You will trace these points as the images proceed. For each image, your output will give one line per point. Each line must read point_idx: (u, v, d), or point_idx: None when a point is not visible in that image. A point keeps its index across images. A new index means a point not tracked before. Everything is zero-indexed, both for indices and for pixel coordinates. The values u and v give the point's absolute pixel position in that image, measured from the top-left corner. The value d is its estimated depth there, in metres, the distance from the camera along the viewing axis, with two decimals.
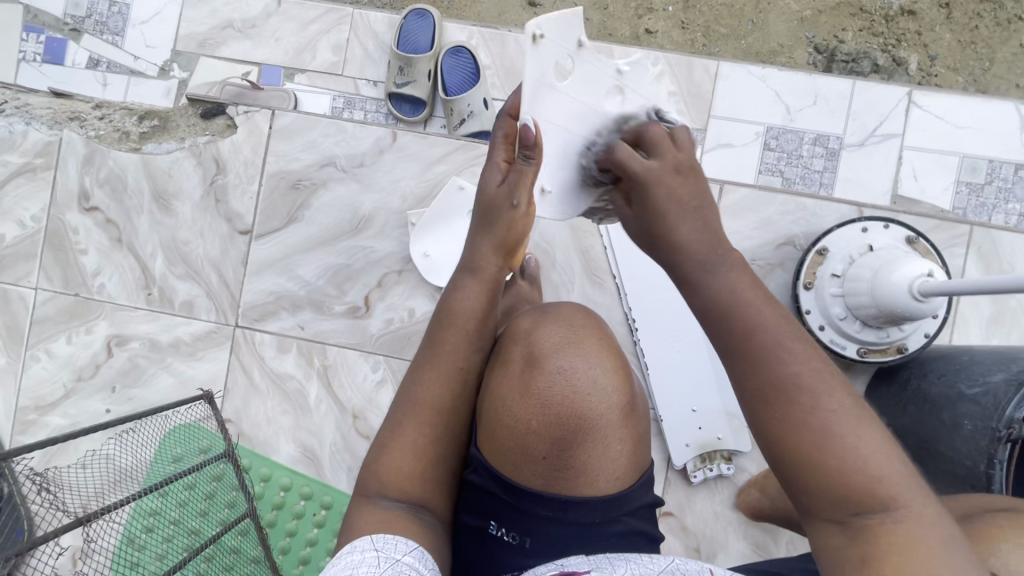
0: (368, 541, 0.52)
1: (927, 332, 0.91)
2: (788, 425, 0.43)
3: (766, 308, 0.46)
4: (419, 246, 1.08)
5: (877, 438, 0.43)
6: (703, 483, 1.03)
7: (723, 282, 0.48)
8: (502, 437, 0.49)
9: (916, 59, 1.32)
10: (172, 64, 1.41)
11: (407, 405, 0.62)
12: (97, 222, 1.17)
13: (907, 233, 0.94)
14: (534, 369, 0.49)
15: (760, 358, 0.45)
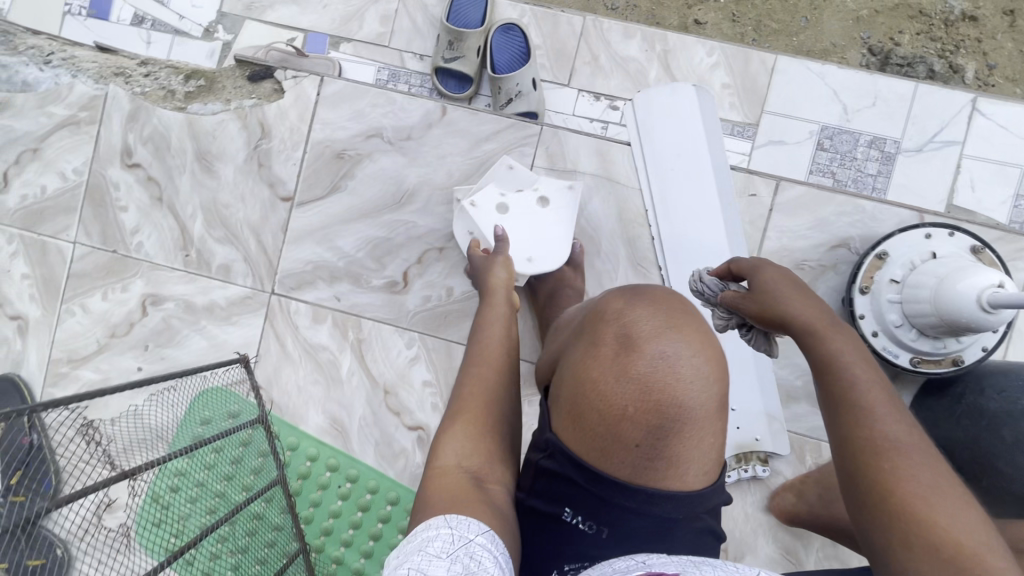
0: (441, 519, 0.50)
1: (985, 346, 0.88)
2: (881, 474, 0.54)
3: (870, 378, 0.59)
4: (463, 226, 1.03)
5: (970, 516, 0.50)
6: (736, 483, 1.02)
7: (835, 351, 0.61)
8: (591, 420, 0.48)
9: (973, 67, 1.27)
10: (218, 26, 1.39)
11: (467, 398, 0.64)
12: (138, 179, 1.16)
13: (973, 242, 0.90)
14: (630, 352, 0.48)
15: (858, 414, 0.57)
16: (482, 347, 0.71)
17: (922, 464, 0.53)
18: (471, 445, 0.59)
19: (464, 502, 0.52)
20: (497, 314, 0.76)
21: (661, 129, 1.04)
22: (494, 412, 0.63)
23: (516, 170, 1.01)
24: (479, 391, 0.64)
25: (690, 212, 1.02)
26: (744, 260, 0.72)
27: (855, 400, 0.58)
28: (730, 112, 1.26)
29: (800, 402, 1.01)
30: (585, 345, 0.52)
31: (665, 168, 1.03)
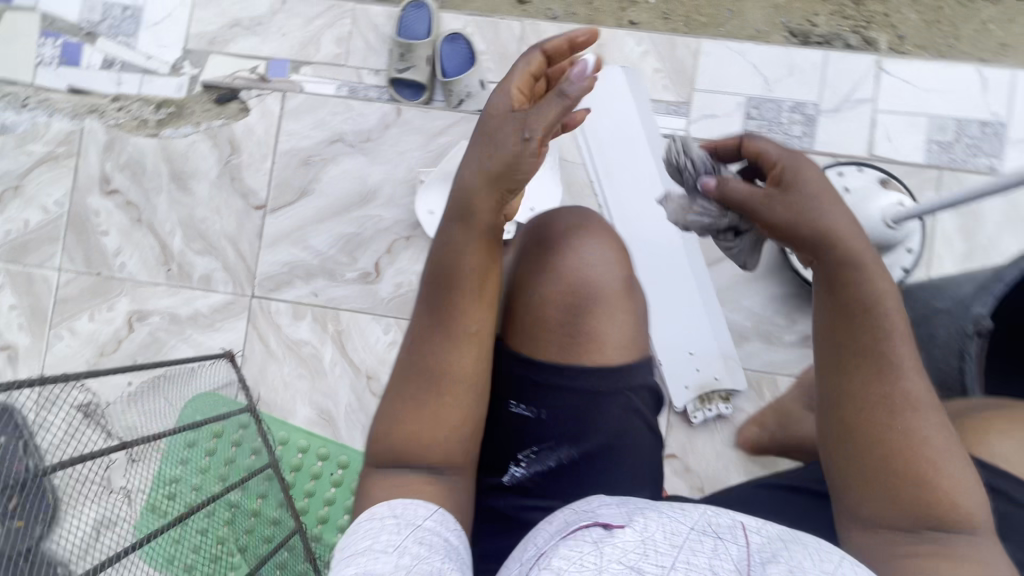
0: (385, 509, 0.56)
1: (904, 267, 0.97)
2: (895, 430, 0.51)
3: (900, 328, 0.53)
4: (425, 205, 1.13)
5: (964, 473, 0.51)
6: (703, 423, 1.09)
7: (874, 293, 0.54)
8: (525, 314, 0.64)
9: (885, 40, 1.37)
10: (184, 62, 1.49)
11: (410, 372, 0.60)
12: (117, 204, 1.23)
13: (880, 176, 0.99)
14: (550, 255, 0.67)
15: (881, 364, 0.53)
16: (438, 297, 0.60)
17: (931, 421, 0.52)
18: (414, 428, 0.59)
19: (409, 489, 0.58)
20: (449, 255, 0.61)
21: (597, 108, 1.14)
22: (450, 385, 0.59)
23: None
24: (431, 366, 0.59)
25: (632, 178, 1.12)
26: (772, 147, 0.61)
27: (878, 344, 0.53)
28: (664, 93, 1.38)
29: (751, 341, 1.10)
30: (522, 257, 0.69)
31: (605, 142, 1.13)
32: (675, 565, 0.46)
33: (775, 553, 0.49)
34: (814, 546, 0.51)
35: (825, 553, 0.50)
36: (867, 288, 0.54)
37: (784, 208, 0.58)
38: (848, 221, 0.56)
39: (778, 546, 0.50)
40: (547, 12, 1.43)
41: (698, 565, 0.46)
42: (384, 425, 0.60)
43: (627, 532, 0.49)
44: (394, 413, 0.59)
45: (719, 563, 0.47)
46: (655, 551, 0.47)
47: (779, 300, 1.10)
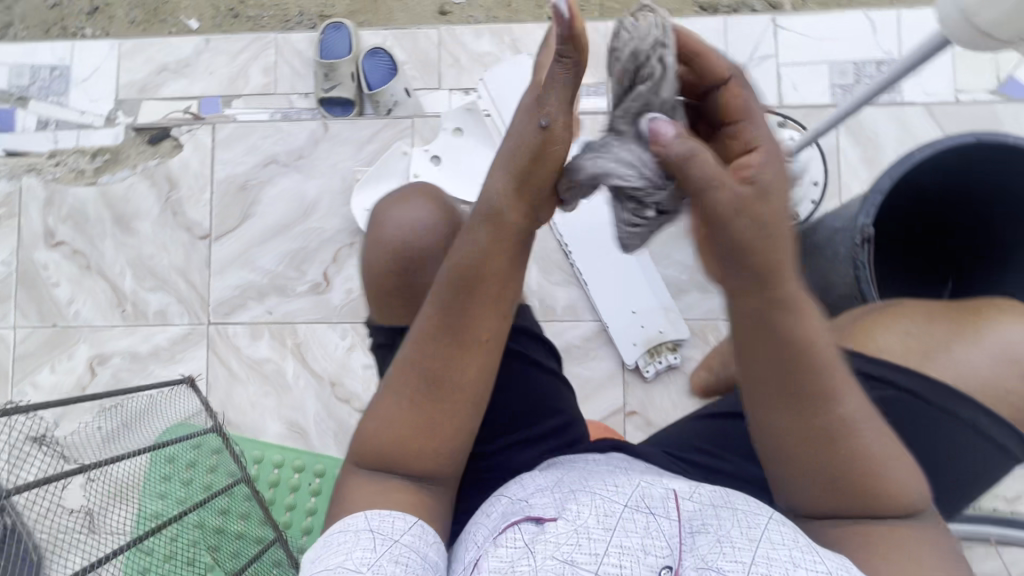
0: (361, 521, 0.58)
1: (813, 200, 1.05)
2: (846, 456, 0.49)
3: (830, 356, 0.48)
4: (361, 199, 1.18)
5: (915, 475, 0.51)
6: (657, 376, 1.14)
7: (805, 331, 0.46)
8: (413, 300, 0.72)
9: (790, 3, 1.50)
10: (117, 112, 1.52)
11: (406, 388, 0.58)
12: (65, 254, 1.25)
13: (777, 120, 1.06)
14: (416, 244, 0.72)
15: (818, 400, 0.48)
16: (439, 309, 0.57)
17: (875, 433, 0.50)
18: (404, 438, 0.58)
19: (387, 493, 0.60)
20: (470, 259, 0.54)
21: (512, 93, 1.18)
22: (458, 397, 0.58)
23: (410, 154, 1.19)
24: (441, 384, 0.58)
25: None
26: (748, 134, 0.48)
27: (828, 380, 0.48)
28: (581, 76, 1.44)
29: (690, 292, 1.15)
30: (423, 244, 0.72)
31: None
32: (607, 550, 0.50)
33: (705, 520, 0.53)
34: (744, 511, 0.53)
35: (753, 518, 0.52)
36: (797, 326, 0.46)
37: (753, 220, 0.43)
38: (787, 249, 0.45)
39: (706, 506, 0.55)
40: (468, 18, 1.55)
41: (630, 547, 0.51)
42: (372, 431, 0.60)
43: (559, 524, 0.53)
44: (384, 422, 0.59)
45: (651, 539, 0.52)
46: (587, 538, 0.51)
47: None
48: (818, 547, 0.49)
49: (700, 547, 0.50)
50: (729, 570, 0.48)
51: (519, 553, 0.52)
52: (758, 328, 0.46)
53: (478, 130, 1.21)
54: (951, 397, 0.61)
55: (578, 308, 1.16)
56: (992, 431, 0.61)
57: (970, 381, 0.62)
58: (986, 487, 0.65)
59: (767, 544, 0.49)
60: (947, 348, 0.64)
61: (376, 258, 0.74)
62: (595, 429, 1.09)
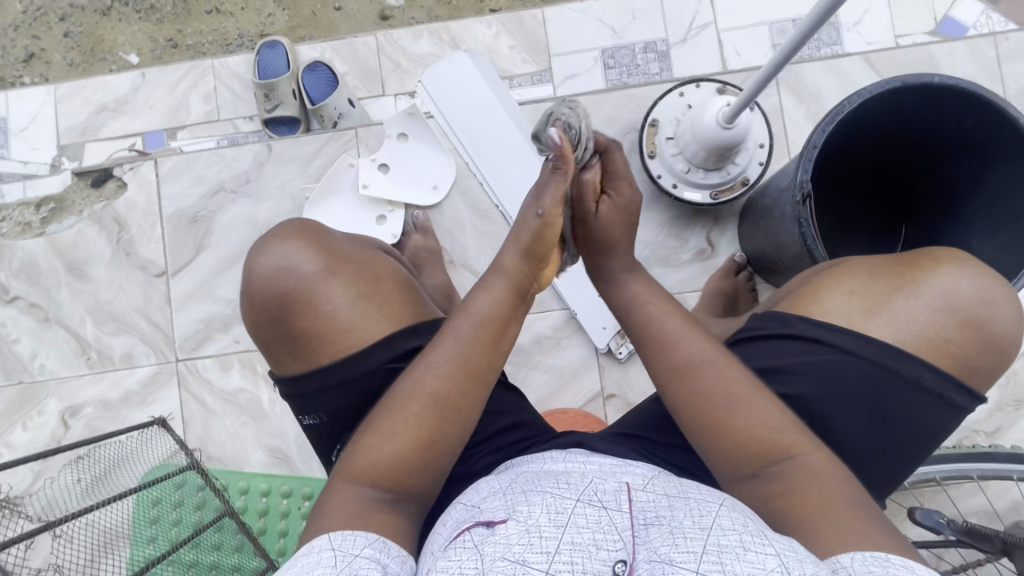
0: (325, 541, 0.54)
1: (761, 161, 1.04)
2: (707, 400, 0.61)
3: (665, 313, 0.68)
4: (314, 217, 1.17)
5: (781, 415, 0.61)
6: (631, 356, 1.14)
7: (626, 292, 0.72)
8: (324, 338, 0.69)
9: None
10: (62, 158, 1.49)
11: (413, 411, 0.61)
12: (22, 309, 1.23)
13: (716, 86, 1.06)
14: (313, 284, 0.69)
15: (656, 343, 0.66)
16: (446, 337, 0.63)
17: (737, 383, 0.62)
18: (406, 458, 0.60)
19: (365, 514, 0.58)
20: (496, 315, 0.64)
21: (452, 93, 1.17)
22: (450, 411, 0.61)
23: (357, 166, 1.18)
24: (445, 400, 0.61)
25: (498, 148, 1.16)
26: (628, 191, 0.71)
27: (654, 322, 0.68)
28: (525, 66, 1.43)
29: (653, 269, 1.15)
30: (304, 279, 0.69)
31: (468, 123, 1.17)
32: (558, 547, 0.49)
33: (658, 512, 0.54)
34: (695, 501, 0.56)
35: (707, 507, 0.55)
36: (618, 291, 0.73)
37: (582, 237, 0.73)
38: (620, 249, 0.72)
39: (660, 500, 0.57)
40: (408, 20, 1.54)
41: (581, 543, 0.49)
42: (367, 460, 0.60)
43: (509, 526, 0.52)
44: (384, 445, 0.60)
45: (602, 534, 0.50)
46: (539, 537, 0.50)
47: (666, 225, 1.16)
48: (765, 531, 0.51)
49: (652, 539, 0.49)
50: (682, 559, 0.47)
51: (468, 554, 0.50)
52: (606, 290, 0.74)
53: (415, 127, 1.19)
54: (890, 354, 0.64)
55: (545, 298, 1.16)
56: (929, 382, 0.64)
57: (911, 334, 0.64)
58: (940, 442, 0.67)
59: (717, 530, 0.50)
60: (887, 302, 0.66)
61: (259, 308, 0.69)
62: (576, 416, 1.10)
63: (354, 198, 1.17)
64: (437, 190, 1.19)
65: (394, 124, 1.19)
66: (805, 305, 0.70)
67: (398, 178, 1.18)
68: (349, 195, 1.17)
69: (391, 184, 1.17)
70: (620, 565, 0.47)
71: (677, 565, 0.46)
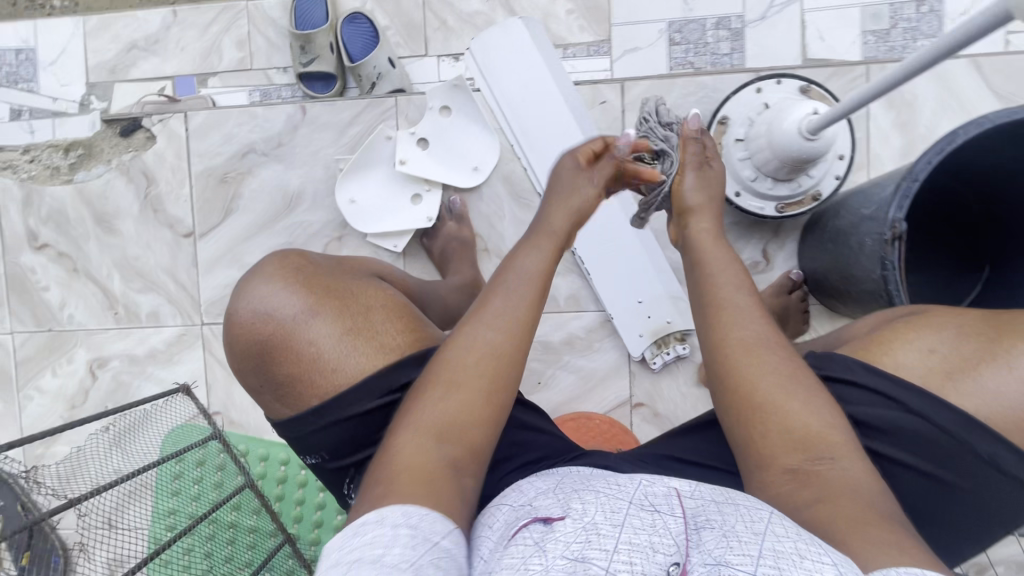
0: (396, 513, 0.48)
1: (837, 175, 0.95)
2: (761, 383, 0.60)
3: (732, 282, 0.68)
4: (345, 192, 1.10)
5: (821, 413, 0.58)
6: (665, 367, 1.09)
7: (707, 256, 0.71)
8: (318, 372, 0.63)
9: None
10: (91, 98, 1.43)
11: (471, 363, 0.59)
12: (51, 257, 1.21)
13: (800, 84, 0.95)
14: (293, 326, 0.63)
15: (721, 311, 0.66)
16: (502, 296, 0.64)
17: (784, 363, 0.61)
18: (469, 410, 0.58)
19: (430, 474, 0.53)
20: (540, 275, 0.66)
21: (503, 66, 1.08)
22: (503, 360, 0.60)
23: (395, 139, 1.10)
24: (497, 351, 0.61)
25: (548, 132, 1.07)
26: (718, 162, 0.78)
27: (717, 295, 0.68)
28: (581, 35, 1.30)
29: None
30: (281, 322, 0.63)
31: (517, 101, 1.08)
32: (617, 546, 0.43)
33: (709, 515, 0.49)
34: (746, 507, 0.51)
35: (757, 514, 0.50)
36: (701, 250, 0.72)
37: (699, 180, 0.76)
38: (711, 201, 0.76)
39: (711, 506, 0.51)
40: None
41: (639, 543, 0.43)
42: (429, 418, 0.57)
43: (567, 524, 0.47)
44: (445, 400, 0.58)
45: (658, 536, 0.45)
46: (597, 534, 0.45)
47: None
48: (821, 542, 0.46)
49: (706, 542, 0.44)
50: (740, 563, 0.41)
51: (529, 552, 0.45)
52: (688, 268, 0.73)
53: (460, 101, 1.09)
54: (967, 426, 0.57)
55: (580, 297, 1.11)
56: (1009, 466, 0.57)
57: (994, 409, 0.57)
58: (1003, 522, 0.62)
59: (772, 536, 0.46)
60: (974, 368, 0.58)
61: (249, 364, 0.64)
62: (601, 423, 1.07)
63: (390, 176, 1.11)
64: (477, 172, 1.11)
65: (436, 95, 1.09)
66: (872, 353, 0.63)
67: (438, 156, 1.10)
68: (384, 173, 1.11)
69: (429, 163, 1.10)
70: (674, 569, 0.41)
71: (735, 567, 0.41)
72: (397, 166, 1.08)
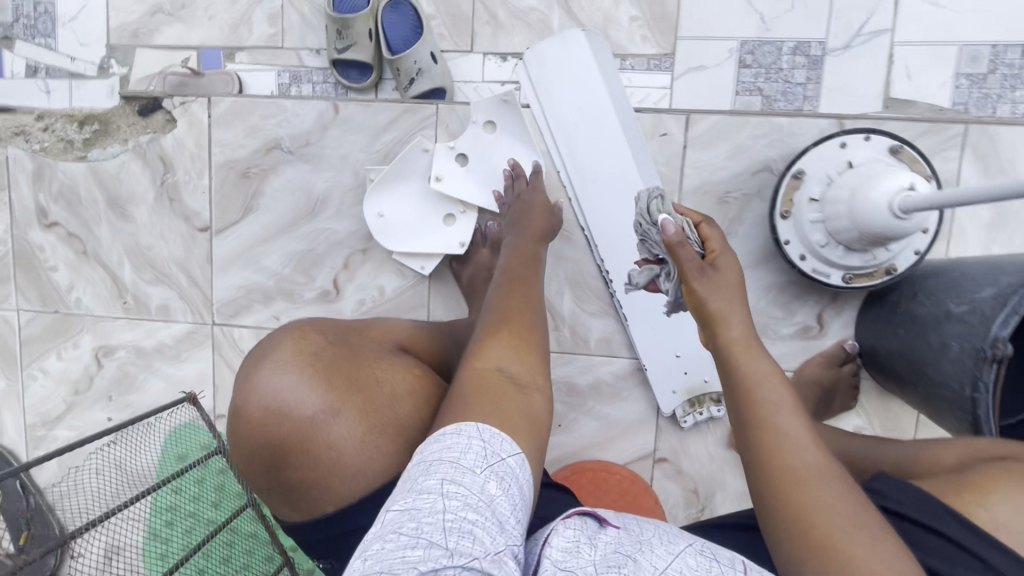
0: (473, 428, 0.54)
1: (918, 249, 0.85)
2: (816, 515, 0.54)
3: (779, 400, 0.62)
4: (374, 206, 1.02)
5: (892, 557, 0.50)
6: (695, 426, 1.03)
7: (751, 369, 0.65)
8: (340, 466, 0.56)
9: None
10: (110, 61, 1.34)
11: (514, 326, 0.71)
12: (60, 237, 1.16)
13: (891, 142, 0.85)
14: (307, 423, 0.54)
15: (765, 430, 0.61)
16: (513, 275, 0.81)
17: (841, 495, 0.55)
18: (522, 363, 0.67)
19: (506, 403, 0.60)
20: (530, 266, 0.85)
21: (557, 83, 0.97)
22: (529, 335, 0.71)
23: (432, 153, 1.01)
24: (521, 317, 0.73)
25: (599, 162, 0.97)
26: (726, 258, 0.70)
27: (760, 415, 0.62)
28: (643, 46, 1.18)
29: None
30: (297, 421, 0.54)
31: (568, 124, 0.98)
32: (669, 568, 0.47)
33: None
34: None
35: None
36: (741, 361, 0.65)
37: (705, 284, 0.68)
38: (737, 308, 0.68)
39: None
40: None
41: None
42: (496, 362, 0.66)
43: (620, 532, 0.53)
44: (503, 358, 0.66)
45: None
46: (649, 548, 0.50)
47: (773, 290, 0.99)
48: None
49: None
50: None
51: (582, 541, 0.50)
52: (722, 375, 0.67)
53: (506, 117, 0.99)
54: None
55: (613, 341, 1.04)
56: None
57: None
58: None
59: None
60: None
61: (258, 465, 0.56)
62: (620, 479, 1.01)
63: (423, 193, 1.03)
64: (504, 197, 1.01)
65: (479, 110, 0.99)
66: (964, 500, 0.56)
67: (477, 176, 1.01)
68: (418, 188, 1.03)
69: (467, 184, 1.01)
70: None
71: None
72: (432, 184, 1.00)
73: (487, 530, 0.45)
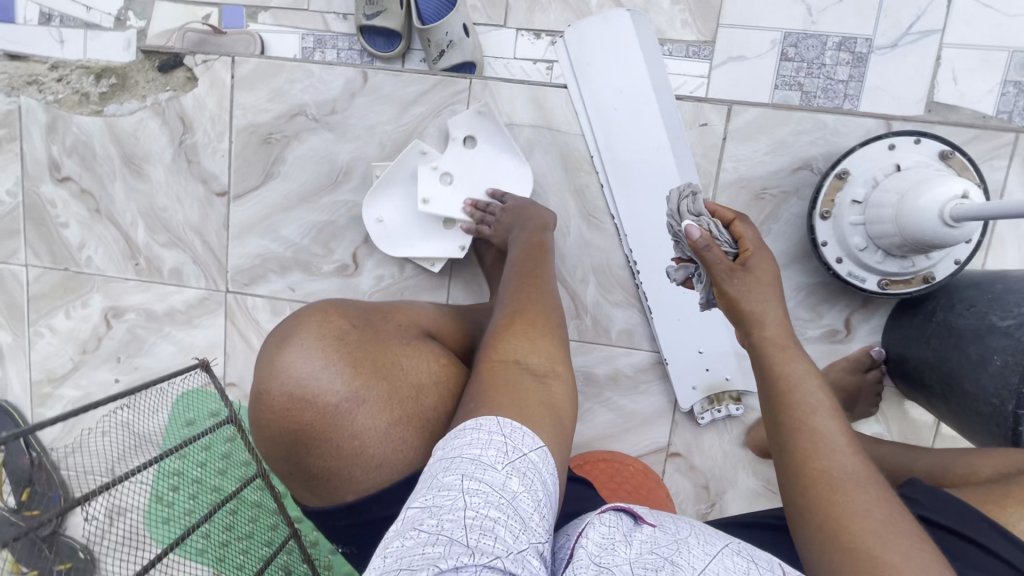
0: (494, 424, 0.52)
1: (958, 259, 0.83)
2: (853, 518, 0.51)
3: (818, 404, 0.60)
4: (396, 183, 1.00)
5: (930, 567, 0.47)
6: (712, 423, 1.02)
7: (791, 372, 0.62)
8: (361, 455, 0.55)
9: None
10: (128, 13, 1.29)
11: (533, 319, 0.70)
12: (72, 193, 1.12)
13: (941, 147, 0.83)
14: (330, 410, 0.53)
15: (802, 433, 0.59)
16: (528, 270, 0.79)
17: (879, 503, 0.52)
18: (545, 357, 0.65)
19: (529, 399, 0.58)
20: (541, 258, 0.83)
21: (598, 66, 0.94)
22: (550, 327, 0.70)
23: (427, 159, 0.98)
24: (540, 308, 0.72)
25: (636, 150, 0.95)
26: (766, 261, 0.68)
27: (795, 417, 0.60)
28: (683, 32, 1.14)
29: None
30: (320, 407, 0.52)
31: (608, 110, 0.95)
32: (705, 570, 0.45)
33: None
34: None
35: None
36: (777, 365, 0.63)
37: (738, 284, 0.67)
38: (774, 311, 0.66)
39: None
40: None
41: None
42: (518, 355, 0.64)
43: (656, 531, 0.51)
44: (529, 351, 0.64)
45: None
46: (686, 549, 0.48)
47: (803, 291, 0.97)
48: None
49: None
50: None
51: (616, 537, 0.49)
52: (758, 377, 0.65)
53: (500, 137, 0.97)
54: None
55: (634, 333, 1.02)
56: None
57: None
58: None
59: None
60: None
61: (278, 453, 0.54)
62: (634, 471, 0.99)
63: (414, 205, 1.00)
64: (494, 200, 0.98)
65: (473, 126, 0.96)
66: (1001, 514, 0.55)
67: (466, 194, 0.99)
68: (411, 196, 1.01)
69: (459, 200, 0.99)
70: None
71: None
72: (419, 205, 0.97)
73: (510, 529, 0.42)
